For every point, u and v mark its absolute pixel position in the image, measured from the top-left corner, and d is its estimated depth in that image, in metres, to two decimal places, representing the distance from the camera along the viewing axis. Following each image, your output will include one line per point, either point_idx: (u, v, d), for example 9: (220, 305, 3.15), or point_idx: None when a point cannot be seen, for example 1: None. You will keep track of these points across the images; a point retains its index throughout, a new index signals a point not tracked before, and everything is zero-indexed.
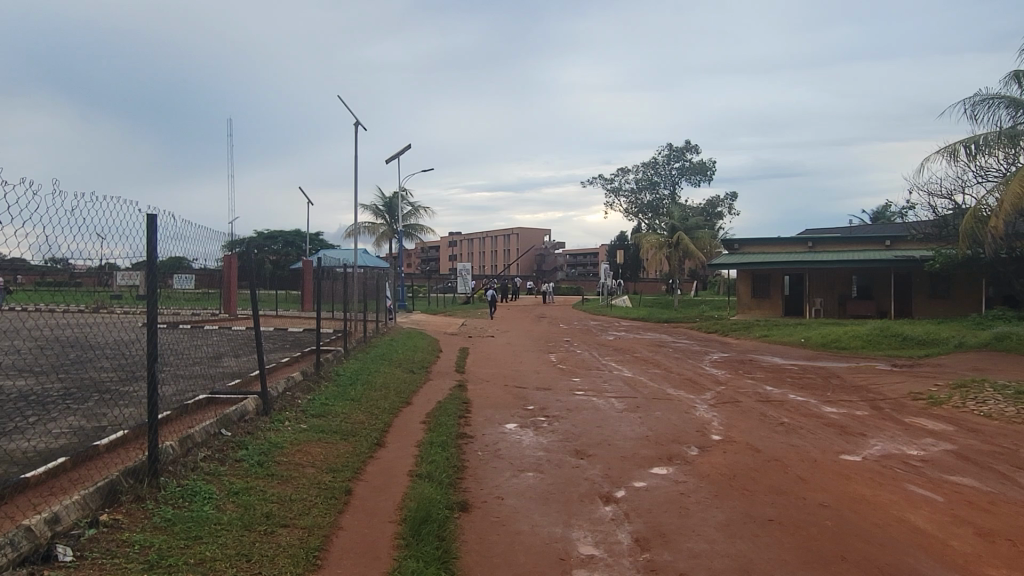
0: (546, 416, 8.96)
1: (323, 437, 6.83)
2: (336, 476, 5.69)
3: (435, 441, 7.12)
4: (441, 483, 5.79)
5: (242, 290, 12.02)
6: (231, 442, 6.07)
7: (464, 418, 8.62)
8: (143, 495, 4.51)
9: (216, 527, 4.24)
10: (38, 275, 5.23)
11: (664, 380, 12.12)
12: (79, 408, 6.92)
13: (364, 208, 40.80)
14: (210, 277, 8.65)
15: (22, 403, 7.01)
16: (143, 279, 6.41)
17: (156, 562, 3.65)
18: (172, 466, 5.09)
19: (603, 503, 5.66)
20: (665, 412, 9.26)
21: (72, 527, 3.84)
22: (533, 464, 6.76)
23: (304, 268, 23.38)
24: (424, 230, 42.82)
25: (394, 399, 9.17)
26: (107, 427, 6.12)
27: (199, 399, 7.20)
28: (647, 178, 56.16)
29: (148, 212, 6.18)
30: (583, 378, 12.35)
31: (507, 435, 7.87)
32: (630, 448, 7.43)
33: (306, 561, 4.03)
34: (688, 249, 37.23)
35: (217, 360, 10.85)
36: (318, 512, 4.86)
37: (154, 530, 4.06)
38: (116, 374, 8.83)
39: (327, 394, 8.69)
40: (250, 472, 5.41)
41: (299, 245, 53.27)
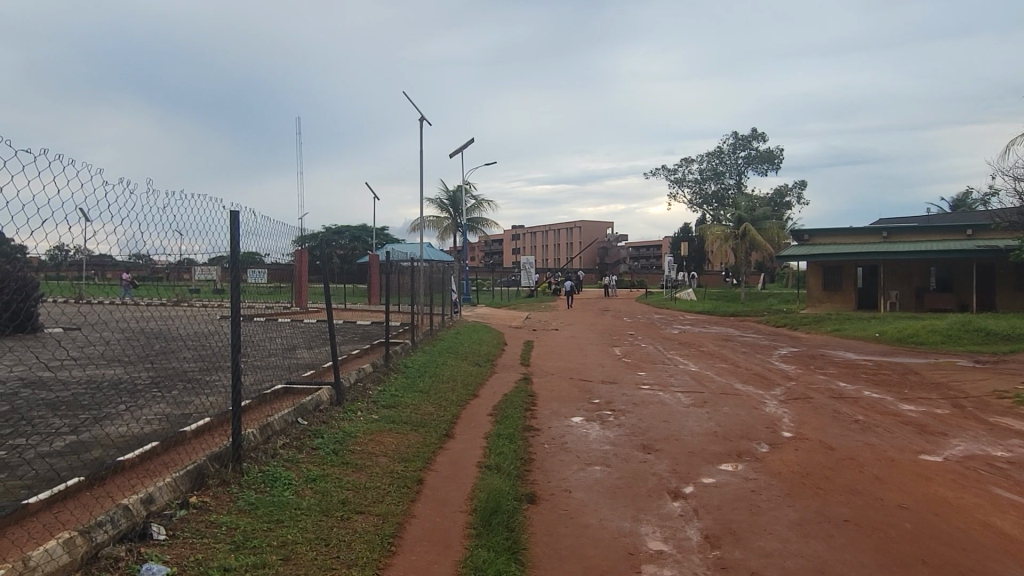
0: (612, 409, 8.95)
1: (394, 427, 6.99)
2: (407, 466, 5.83)
3: (502, 433, 7.20)
4: (510, 476, 5.85)
5: (315, 283, 12.40)
6: (307, 431, 6.28)
7: (530, 410, 8.70)
8: (228, 479, 4.72)
9: (296, 512, 4.40)
10: (123, 271, 5.43)
11: (733, 375, 11.90)
12: (167, 396, 7.25)
13: (429, 202, 41.40)
14: (282, 271, 8.98)
15: (115, 392, 7.41)
16: (219, 273, 6.66)
17: (241, 543, 3.82)
18: (254, 452, 5.31)
19: (672, 498, 5.63)
20: (733, 408, 9.12)
21: (164, 508, 4.06)
22: (599, 457, 6.78)
23: (371, 262, 23.93)
24: (487, 223, 43.15)
25: (461, 391, 9.31)
26: (193, 415, 6.41)
27: (276, 389, 7.47)
28: (711, 169, 55.08)
29: (230, 209, 6.43)
30: (648, 371, 12.26)
31: (573, 429, 7.90)
32: (698, 443, 7.34)
33: (382, 547, 4.16)
34: (755, 241, 36.42)
35: (291, 352, 11.24)
36: (391, 500, 4.99)
37: (239, 513, 4.24)
38: (199, 365, 9.23)
39: (396, 386, 8.90)
40: (326, 459, 5.60)
41: (366, 238, 54.60)
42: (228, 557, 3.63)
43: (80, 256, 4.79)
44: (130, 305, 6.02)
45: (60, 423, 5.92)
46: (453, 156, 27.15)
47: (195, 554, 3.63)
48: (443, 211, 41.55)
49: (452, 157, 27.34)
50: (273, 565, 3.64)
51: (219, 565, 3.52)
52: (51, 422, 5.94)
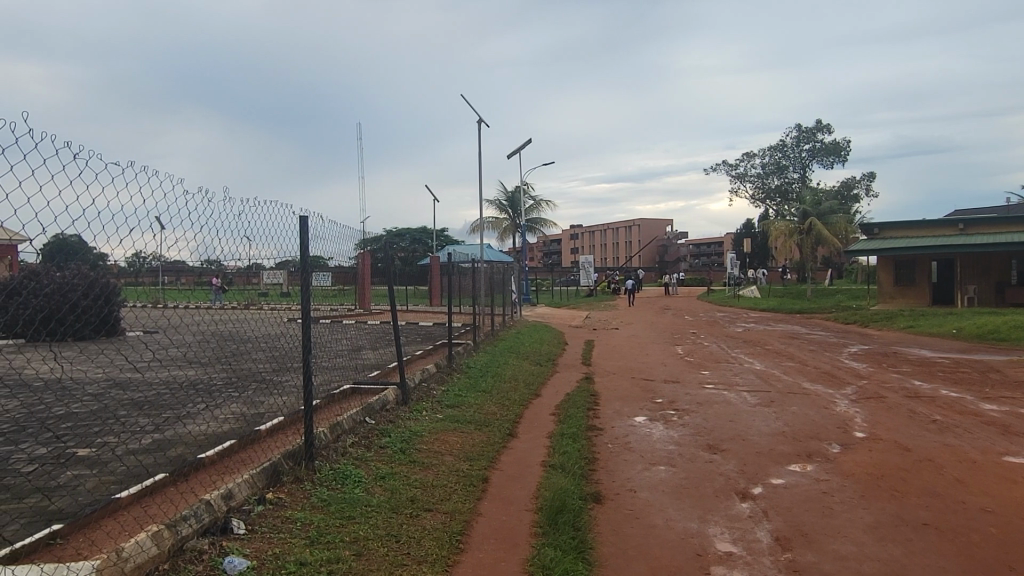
0: (676, 409, 8.85)
1: (459, 427, 7.07)
2: (473, 464, 5.90)
3: (566, 433, 7.20)
4: (575, 475, 5.85)
5: (379, 287, 12.66)
6: (375, 430, 6.42)
7: (593, 410, 8.67)
8: (302, 476, 4.87)
9: (367, 509, 4.50)
10: (196, 276, 5.62)
11: (801, 374, 11.60)
12: (241, 396, 7.53)
13: (488, 203, 41.77)
14: (346, 274, 9.18)
15: (193, 392, 7.73)
16: (285, 276, 6.86)
17: (316, 539, 3.93)
18: (326, 450, 5.47)
19: (740, 499, 5.53)
20: (802, 408, 8.90)
21: (244, 503, 4.22)
22: (665, 457, 6.70)
23: (432, 264, 24.27)
24: (546, 223, 43.25)
25: (523, 391, 9.35)
26: (266, 414, 6.64)
27: (344, 389, 7.66)
28: (774, 163, 53.80)
29: (300, 215, 6.61)
30: (712, 370, 12.05)
31: (636, 428, 7.84)
32: (766, 443, 7.19)
33: (451, 544, 4.22)
34: (821, 235, 35.40)
35: (357, 353, 11.51)
36: (459, 498, 5.05)
37: (313, 509, 4.38)
38: (270, 366, 9.55)
39: (459, 386, 9.00)
40: (394, 458, 5.72)
41: (426, 241, 55.44)
42: (305, 552, 3.74)
43: (156, 262, 4.98)
44: (201, 307, 6.22)
45: (144, 421, 6.23)
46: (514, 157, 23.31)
47: (273, 548, 3.76)
48: (502, 212, 41.85)
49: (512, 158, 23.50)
50: (347, 559, 3.74)
51: (296, 559, 3.63)
52: (135, 421, 6.24)
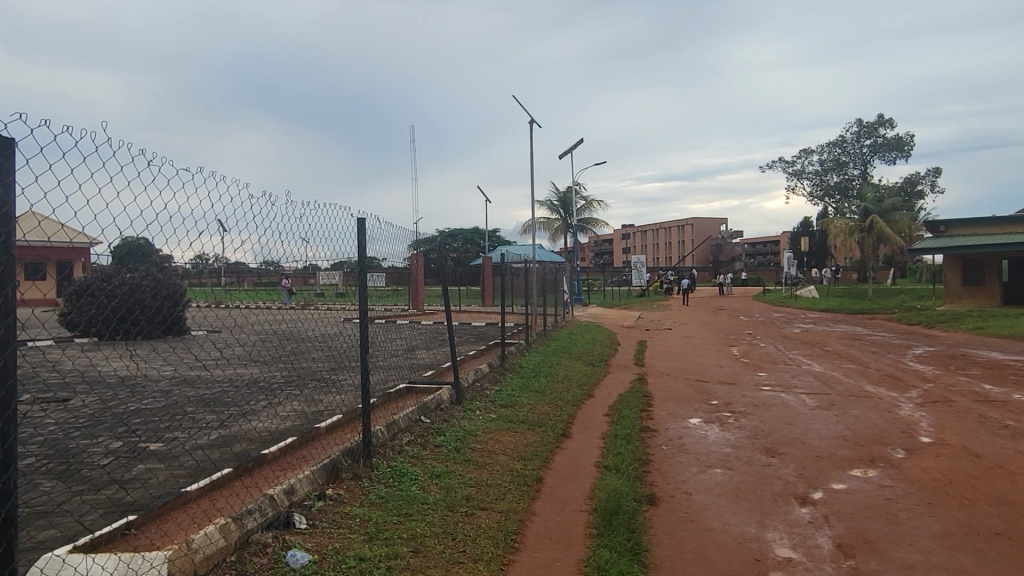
0: (731, 411, 8.70)
1: (511, 427, 7.09)
2: (527, 464, 5.91)
3: (619, 434, 7.15)
4: (629, 477, 5.80)
5: (432, 287, 12.80)
6: (430, 429, 6.51)
7: (646, 411, 8.58)
8: (360, 473, 4.97)
9: (423, 507, 4.56)
10: (256, 277, 5.77)
11: (862, 377, 11.27)
12: (301, 393, 7.74)
13: (539, 204, 41.79)
14: (399, 275, 9.28)
15: (254, 390, 7.96)
16: (341, 276, 7.01)
17: (374, 535, 4.01)
18: (383, 448, 5.56)
19: (800, 504, 5.40)
20: (864, 411, 8.64)
21: (305, 499, 4.33)
22: (720, 460, 6.60)
23: (483, 265, 24.41)
24: (597, 223, 43.04)
25: (576, 391, 9.32)
26: (324, 412, 6.79)
27: (399, 389, 7.78)
28: (833, 159, 52.34)
29: (357, 218, 6.73)
30: (769, 372, 11.79)
31: (691, 430, 7.74)
32: (826, 447, 7.01)
33: (506, 543, 4.24)
34: (883, 233, 34.29)
35: (411, 352, 11.66)
36: (513, 497, 5.08)
37: (371, 506, 4.46)
38: (326, 365, 9.77)
39: (512, 386, 9.04)
40: (449, 456, 5.77)
41: (478, 241, 55.82)
42: (363, 547, 3.82)
43: (218, 264, 5.12)
44: (260, 307, 6.38)
45: (209, 418, 6.45)
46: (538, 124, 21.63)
47: (334, 542, 3.85)
48: (554, 212, 41.80)
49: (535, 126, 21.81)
50: (405, 556, 3.80)
51: (355, 555, 3.71)
52: (201, 417, 6.46)
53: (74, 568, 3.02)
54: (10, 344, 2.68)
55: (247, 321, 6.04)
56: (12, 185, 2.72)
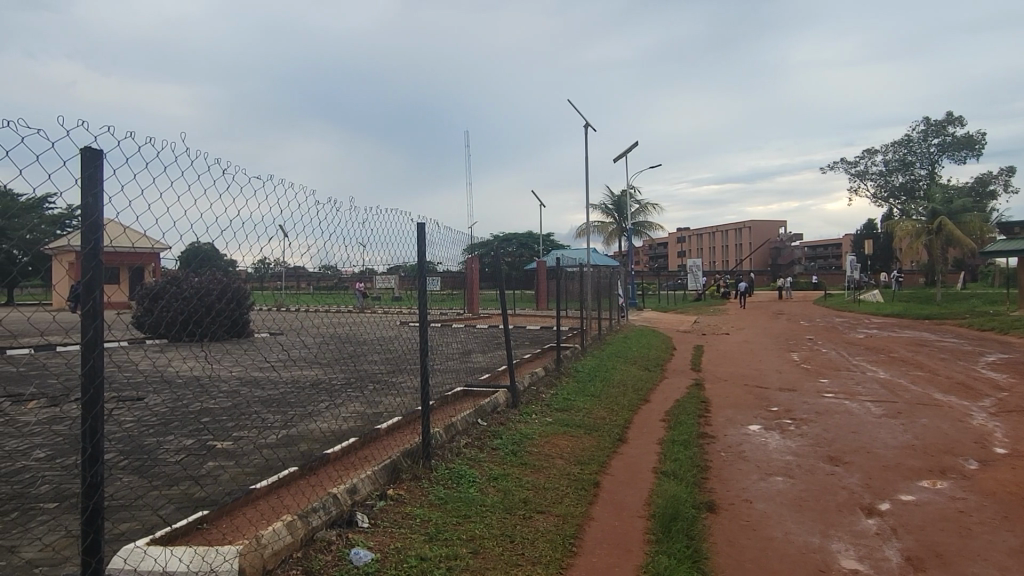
0: (793, 418, 8.50)
1: (568, 430, 7.10)
2: (584, 469, 5.90)
3: (677, 440, 7.07)
4: (687, 483, 5.73)
5: (487, 291, 12.88)
6: (487, 431, 6.56)
7: (704, 417, 8.47)
8: (419, 474, 5.05)
9: (481, 509, 4.61)
10: (315, 281, 5.88)
11: (932, 384, 10.85)
12: (361, 395, 7.90)
13: (594, 207, 41.66)
14: (454, 279, 9.37)
15: (316, 391, 8.16)
16: (397, 279, 7.11)
17: (434, 535, 4.06)
18: (441, 450, 5.64)
19: (866, 515, 5.25)
20: (934, 420, 8.33)
21: (367, 498, 4.42)
22: (781, 468, 6.46)
23: (538, 269, 24.48)
24: (652, 227, 42.65)
25: (633, 396, 9.25)
26: (384, 413, 6.91)
27: (456, 391, 7.87)
28: (899, 159, 50.62)
29: (417, 222, 6.81)
30: (831, 379, 11.46)
31: (750, 437, 7.59)
32: (893, 457, 6.78)
33: (564, 547, 4.25)
34: (953, 236, 32.98)
35: (467, 356, 11.75)
36: (571, 501, 5.08)
37: (431, 506, 4.52)
38: (384, 368, 9.94)
39: (568, 390, 9.03)
40: (506, 459, 5.81)
41: (532, 245, 56.08)
42: (424, 547, 3.88)
43: (280, 268, 5.25)
44: (320, 311, 6.54)
45: (274, 418, 6.64)
46: (592, 127, 21.60)
47: (395, 542, 3.92)
48: (608, 216, 41.62)
49: (591, 129, 21.77)
50: (464, 557, 3.84)
51: (416, 554, 3.77)
52: (266, 417, 6.67)
53: (152, 559, 3.15)
54: (97, 345, 2.80)
55: (303, 323, 6.19)
56: (99, 194, 2.87)
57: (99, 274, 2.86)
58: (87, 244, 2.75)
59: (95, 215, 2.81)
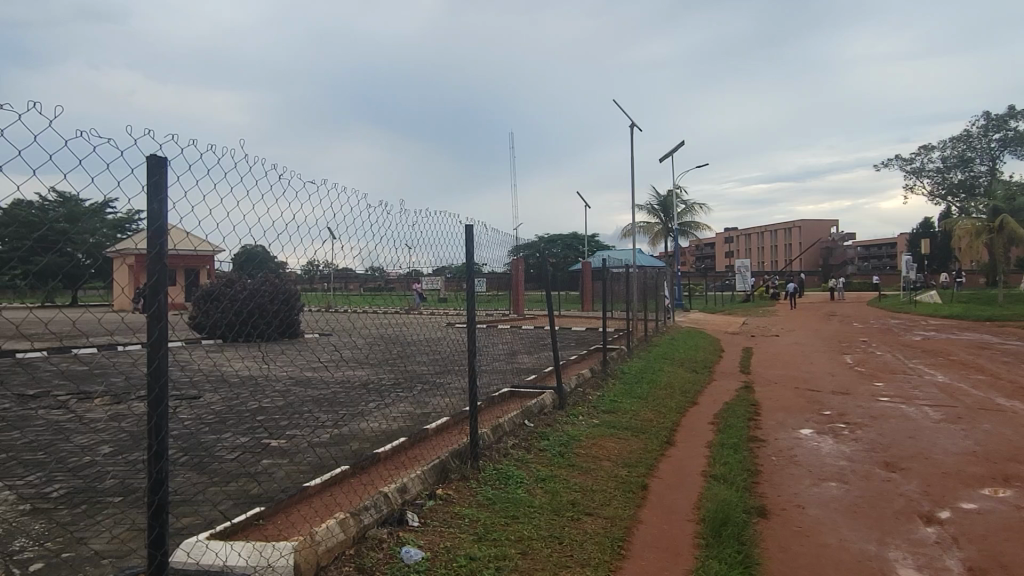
0: (846, 422, 8.30)
1: (615, 432, 7.06)
2: (632, 471, 5.86)
3: (726, 443, 6.97)
4: (738, 487, 5.64)
5: (532, 292, 12.89)
6: (534, 433, 6.57)
7: (754, 420, 8.32)
8: (468, 474, 5.09)
9: (529, 510, 4.62)
10: (364, 283, 5.96)
11: (994, 388, 10.47)
12: (409, 395, 8.00)
13: (640, 208, 41.35)
14: (500, 280, 9.42)
15: (365, 391, 8.29)
16: (442, 281, 7.16)
17: (483, 535, 4.09)
18: (488, 450, 5.67)
19: (925, 523, 5.09)
20: (996, 426, 8.03)
21: (417, 498, 4.48)
22: (835, 473, 6.31)
23: (583, 270, 24.41)
24: (699, 227, 42.12)
25: (680, 398, 9.15)
26: (431, 413, 6.98)
27: (503, 392, 7.91)
28: (957, 155, 48.98)
29: (464, 225, 6.84)
30: (887, 382, 11.14)
31: (802, 441, 7.44)
32: (953, 463, 6.55)
33: (612, 549, 4.23)
34: (1016, 234, 31.75)
35: (513, 357, 11.78)
36: (619, 504, 5.05)
37: (479, 507, 4.55)
38: (432, 368, 10.04)
39: (615, 391, 8.98)
40: (553, 461, 5.81)
41: (577, 245, 56.06)
42: (473, 547, 3.91)
43: (330, 271, 5.34)
44: (368, 312, 6.64)
45: (325, 417, 6.76)
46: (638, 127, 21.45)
47: (445, 541, 3.96)
48: (654, 216, 41.25)
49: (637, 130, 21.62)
50: (513, 557, 3.86)
51: (465, 554, 3.81)
52: (318, 416, 6.79)
53: (213, 553, 3.25)
54: (162, 345, 2.90)
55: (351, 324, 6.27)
56: (165, 200, 2.97)
57: (164, 277, 2.97)
58: (153, 248, 2.85)
59: (161, 219, 2.91)
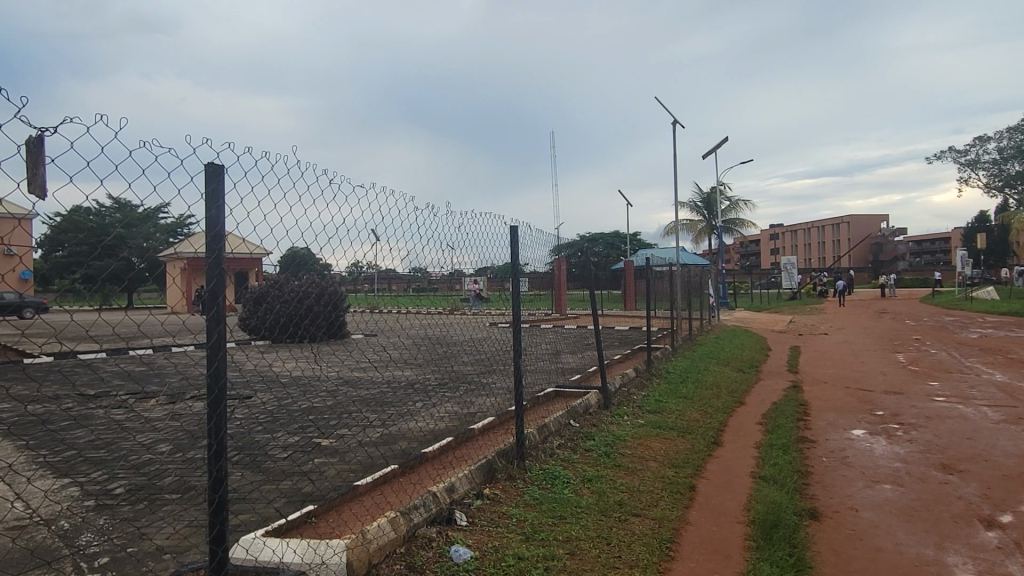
0: (900, 423, 8.08)
1: (661, 433, 7.01)
2: (679, 471, 5.82)
3: (775, 444, 6.85)
4: (788, 489, 5.55)
5: (575, 292, 12.86)
6: (580, 433, 6.56)
7: (804, 420, 8.17)
8: (514, 474, 5.11)
9: (577, 510, 4.62)
10: (408, 283, 5.99)
11: None
12: (454, 395, 8.07)
13: (683, 205, 40.88)
14: (541, 279, 9.42)
15: (411, 391, 8.38)
16: (485, 281, 7.16)
17: (531, 535, 4.10)
18: (534, 450, 5.69)
19: (985, 527, 4.93)
20: None
21: (464, 496, 4.52)
22: (889, 475, 6.16)
23: (626, 269, 24.22)
24: (743, 224, 41.44)
25: (727, 398, 9.03)
26: (477, 413, 7.02)
27: (547, 392, 7.91)
28: (1014, 146, 47.19)
29: (510, 225, 6.85)
30: (942, 381, 10.80)
31: (854, 442, 7.27)
32: (1014, 466, 6.33)
33: (661, 551, 4.20)
34: None
35: (557, 357, 11.77)
36: (666, 505, 5.01)
37: (526, 507, 4.57)
38: (476, 369, 10.10)
39: (660, 391, 8.90)
40: (600, 461, 5.80)
41: (619, 245, 55.72)
42: (522, 547, 3.92)
43: (375, 272, 5.38)
44: (414, 312, 6.71)
45: (372, 417, 6.86)
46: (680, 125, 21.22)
47: (493, 540, 3.98)
48: (697, 213, 40.74)
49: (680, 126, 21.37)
50: (561, 558, 3.86)
51: (514, 553, 3.83)
52: (366, 416, 6.90)
53: (270, 550, 3.33)
54: (220, 348, 2.98)
55: (395, 324, 6.33)
56: (222, 206, 3.06)
57: (222, 281, 3.05)
58: (211, 252, 2.94)
59: (218, 225, 2.99)
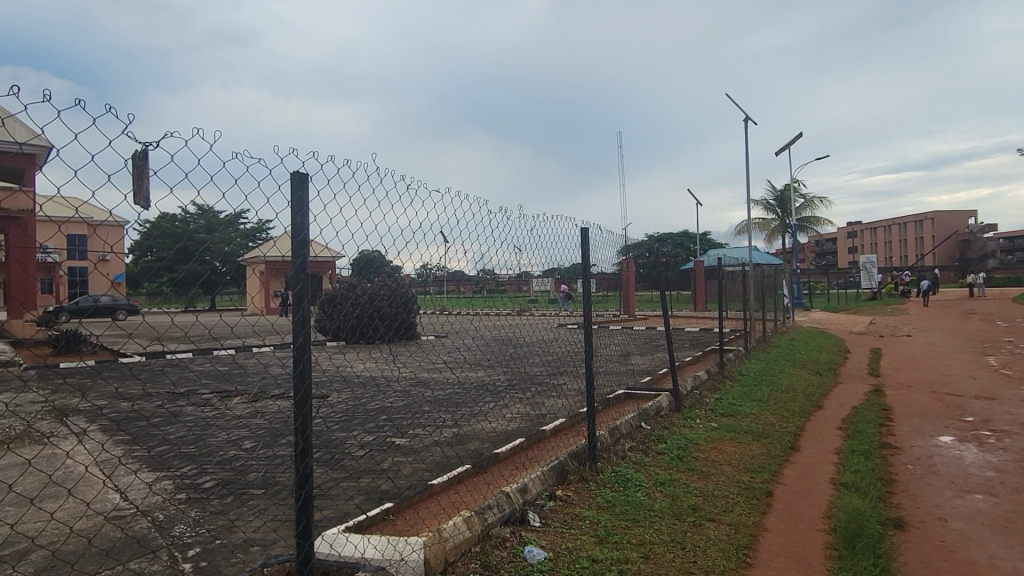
0: (992, 430, 7.68)
1: (736, 437, 6.86)
2: (755, 477, 5.69)
3: (857, 450, 6.62)
4: (871, 497, 5.35)
5: (644, 293, 12.72)
6: (652, 435, 6.50)
7: (887, 425, 7.86)
8: (586, 476, 5.11)
9: (650, 513, 4.58)
10: (476, 285, 6.05)
11: None
12: (524, 396, 8.13)
13: (755, 203, 39.85)
14: (609, 280, 9.35)
15: (482, 392, 8.48)
16: (552, 283, 7.17)
17: (604, 538, 4.10)
18: (606, 453, 5.66)
19: None
20: None
21: (537, 497, 4.55)
22: (980, 484, 5.86)
23: (697, 269, 23.79)
24: (819, 222, 40.08)
25: (804, 402, 8.76)
26: (547, 415, 7.04)
27: (618, 394, 7.85)
28: None
29: (580, 227, 6.85)
30: None
31: (942, 449, 6.95)
32: None
33: (737, 557, 4.12)
34: None
35: (626, 359, 11.68)
36: (742, 510, 4.91)
37: (599, 509, 4.57)
38: (545, 370, 10.13)
39: (734, 394, 8.72)
40: (672, 464, 5.74)
41: (687, 245, 54.78)
42: (595, 549, 3.92)
43: (444, 274, 5.45)
44: (484, 314, 6.78)
45: (444, 416, 6.97)
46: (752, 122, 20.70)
47: (566, 542, 3.99)
48: (769, 212, 39.66)
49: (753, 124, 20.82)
50: (635, 561, 3.84)
51: (587, 555, 3.82)
52: (438, 415, 7.02)
53: (352, 546, 3.43)
54: (305, 349, 3.09)
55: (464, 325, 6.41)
56: (306, 213, 3.17)
57: (307, 284, 3.17)
58: (297, 257, 3.06)
59: (303, 231, 3.11)
